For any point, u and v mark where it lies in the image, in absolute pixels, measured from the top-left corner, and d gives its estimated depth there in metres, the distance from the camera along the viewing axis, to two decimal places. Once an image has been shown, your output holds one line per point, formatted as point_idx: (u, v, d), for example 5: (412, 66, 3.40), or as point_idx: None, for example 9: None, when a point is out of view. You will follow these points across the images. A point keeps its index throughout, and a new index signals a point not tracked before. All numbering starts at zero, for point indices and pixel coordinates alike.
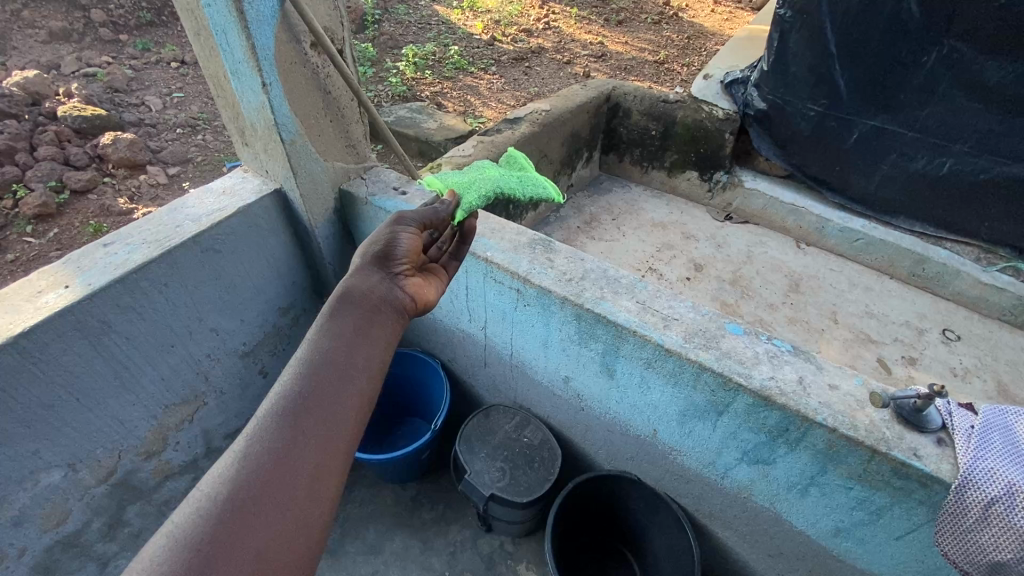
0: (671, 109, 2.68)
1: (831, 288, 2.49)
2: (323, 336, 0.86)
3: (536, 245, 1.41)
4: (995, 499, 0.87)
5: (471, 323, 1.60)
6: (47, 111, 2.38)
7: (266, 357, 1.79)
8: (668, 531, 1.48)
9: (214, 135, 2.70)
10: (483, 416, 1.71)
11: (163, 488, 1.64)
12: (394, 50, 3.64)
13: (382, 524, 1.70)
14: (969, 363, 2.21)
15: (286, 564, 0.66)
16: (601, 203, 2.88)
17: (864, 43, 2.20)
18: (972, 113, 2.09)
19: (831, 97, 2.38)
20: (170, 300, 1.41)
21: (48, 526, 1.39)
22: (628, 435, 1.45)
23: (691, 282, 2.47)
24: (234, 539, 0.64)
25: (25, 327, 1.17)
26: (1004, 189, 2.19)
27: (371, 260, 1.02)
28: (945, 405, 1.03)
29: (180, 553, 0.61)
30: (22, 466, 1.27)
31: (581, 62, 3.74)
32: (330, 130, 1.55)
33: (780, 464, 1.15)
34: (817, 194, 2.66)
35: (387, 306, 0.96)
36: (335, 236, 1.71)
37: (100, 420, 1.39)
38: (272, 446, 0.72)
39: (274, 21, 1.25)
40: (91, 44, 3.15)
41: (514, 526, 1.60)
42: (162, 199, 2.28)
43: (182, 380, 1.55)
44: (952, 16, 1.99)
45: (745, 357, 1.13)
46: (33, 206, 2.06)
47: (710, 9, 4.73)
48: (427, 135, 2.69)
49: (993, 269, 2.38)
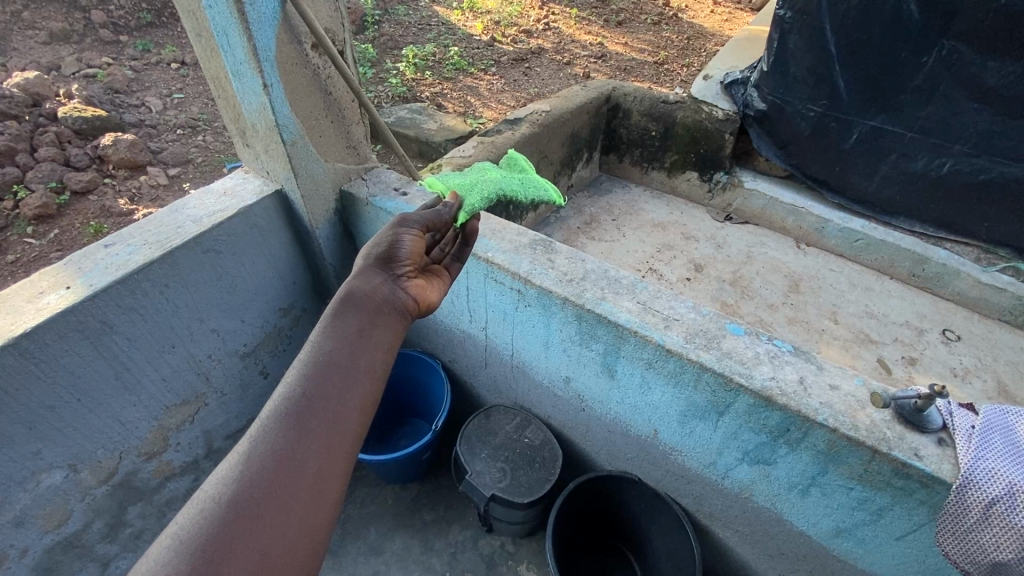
0: (671, 110, 2.69)
1: (831, 288, 2.50)
2: (326, 338, 0.86)
3: (537, 246, 1.42)
4: (996, 499, 0.88)
5: (472, 323, 1.60)
6: (47, 112, 2.38)
7: (267, 357, 1.79)
8: (668, 531, 1.48)
9: (214, 135, 2.70)
10: (483, 417, 1.72)
11: (164, 489, 1.64)
12: (394, 50, 3.64)
13: (383, 524, 1.70)
14: (969, 364, 2.21)
15: (289, 565, 0.66)
16: (601, 204, 2.89)
17: (864, 44, 2.21)
18: (972, 114, 2.10)
19: (831, 98, 2.39)
20: (171, 301, 1.42)
21: (49, 526, 1.39)
22: (629, 436, 1.45)
23: (691, 283, 2.47)
24: (237, 539, 0.64)
25: (27, 327, 1.17)
26: (1004, 189, 2.18)
27: (373, 261, 1.02)
28: (945, 405, 1.03)
29: (184, 555, 0.61)
30: (23, 467, 1.27)
31: (581, 62, 3.75)
32: (331, 131, 1.55)
33: (781, 465, 1.15)
34: (817, 194, 2.66)
35: (390, 307, 0.96)
36: (335, 237, 1.71)
37: (101, 421, 1.39)
38: (275, 447, 0.72)
39: (275, 22, 1.25)
40: (91, 45, 3.15)
41: (514, 526, 1.60)
42: (162, 200, 2.28)
43: (183, 380, 1.56)
44: (951, 17, 1.99)
45: (745, 357, 1.13)
46: (33, 207, 2.07)
47: (710, 10, 4.74)
48: (427, 135, 2.69)
49: (992, 269, 2.38)
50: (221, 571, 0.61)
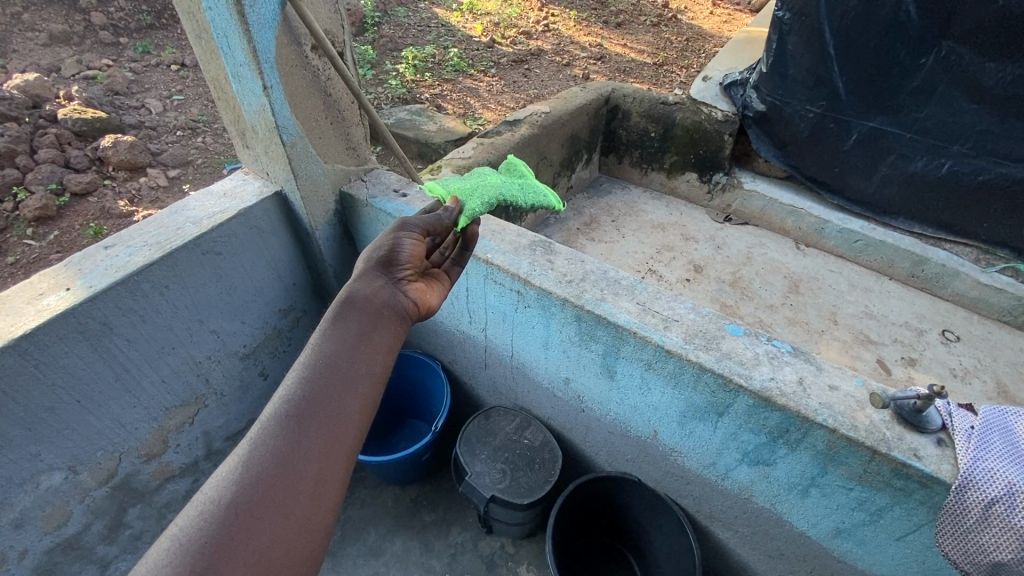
0: (670, 111, 2.69)
1: (831, 288, 2.50)
2: (326, 340, 0.86)
3: (537, 247, 1.42)
4: (996, 499, 0.87)
5: (472, 324, 1.60)
6: (47, 114, 2.38)
7: (266, 358, 1.79)
8: (668, 532, 1.48)
9: (214, 137, 2.71)
10: (483, 418, 1.72)
11: (164, 490, 1.64)
12: (394, 52, 3.65)
13: (383, 526, 1.70)
14: (969, 364, 2.21)
15: (288, 567, 0.66)
16: (601, 205, 2.89)
17: (863, 45, 2.21)
18: (971, 114, 2.10)
19: (830, 98, 2.39)
20: (171, 303, 1.42)
21: (49, 528, 1.39)
22: (629, 436, 1.45)
23: (691, 283, 2.47)
24: (236, 541, 0.64)
25: (26, 329, 1.18)
26: (1004, 190, 2.18)
27: (374, 264, 1.02)
28: (945, 405, 1.04)
29: (183, 556, 0.61)
30: (22, 468, 1.27)
31: (580, 63, 3.76)
32: (331, 133, 1.55)
33: (781, 465, 1.15)
34: (817, 195, 2.67)
35: (390, 310, 0.96)
36: (335, 239, 1.71)
37: (101, 422, 1.39)
38: (275, 449, 0.72)
39: (275, 24, 1.25)
40: (91, 47, 3.16)
41: (514, 527, 1.60)
42: (162, 201, 2.28)
43: (183, 382, 1.56)
44: (949, 18, 2.00)
45: (745, 358, 1.13)
46: (33, 208, 2.06)
47: (709, 11, 4.75)
48: (426, 137, 2.70)
49: (991, 270, 2.38)
50: (220, 572, 0.61)
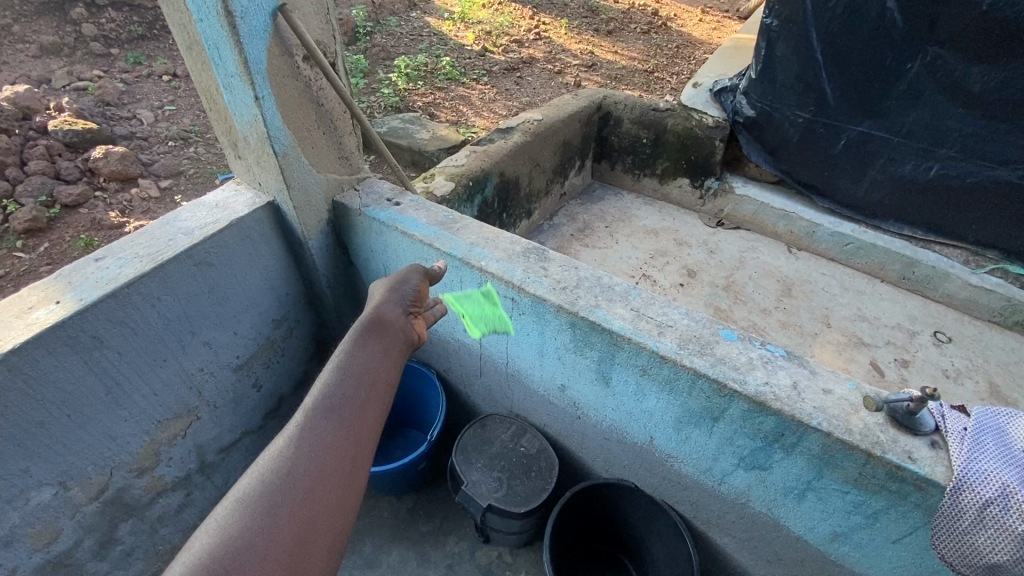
0: (660, 117, 2.72)
1: (824, 292, 2.51)
2: (354, 349, 0.93)
3: (530, 254, 1.42)
4: (991, 500, 0.88)
5: (465, 332, 1.60)
6: (38, 126, 2.37)
7: (259, 368, 1.77)
8: (666, 539, 1.47)
9: (206, 147, 2.70)
10: (479, 426, 1.71)
11: (155, 505, 1.62)
12: (386, 61, 3.67)
13: (379, 538, 1.68)
14: (961, 364, 2.22)
15: (331, 534, 0.70)
16: (593, 211, 2.90)
17: (851, 50, 2.24)
18: (957, 118, 2.13)
19: (818, 104, 2.42)
20: (163, 315, 1.41)
21: (38, 545, 1.36)
22: (626, 443, 1.45)
23: (685, 289, 2.48)
24: (291, 505, 0.69)
25: (14, 344, 1.16)
26: (991, 192, 2.21)
27: (387, 294, 1.10)
28: (938, 408, 1.04)
29: (243, 516, 0.66)
30: (13, 484, 1.25)
31: (571, 71, 3.77)
32: (324, 143, 1.55)
33: (777, 470, 1.15)
34: (808, 199, 2.70)
35: (404, 332, 1.03)
36: (328, 248, 1.72)
37: (92, 437, 1.37)
38: (316, 434, 0.77)
39: (266, 35, 1.26)
40: (81, 58, 3.14)
41: (511, 536, 1.59)
42: (154, 212, 2.27)
43: (175, 395, 1.54)
44: (934, 24, 2.03)
45: (738, 363, 1.14)
46: (22, 221, 2.05)
47: (699, 18, 4.82)
48: (419, 145, 2.70)
49: (981, 271, 2.41)
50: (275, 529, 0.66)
